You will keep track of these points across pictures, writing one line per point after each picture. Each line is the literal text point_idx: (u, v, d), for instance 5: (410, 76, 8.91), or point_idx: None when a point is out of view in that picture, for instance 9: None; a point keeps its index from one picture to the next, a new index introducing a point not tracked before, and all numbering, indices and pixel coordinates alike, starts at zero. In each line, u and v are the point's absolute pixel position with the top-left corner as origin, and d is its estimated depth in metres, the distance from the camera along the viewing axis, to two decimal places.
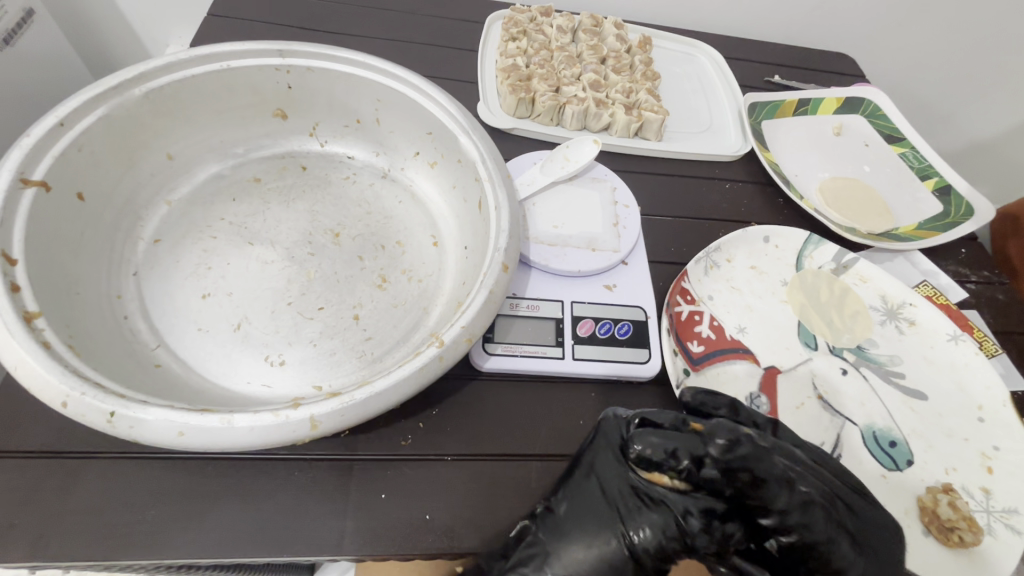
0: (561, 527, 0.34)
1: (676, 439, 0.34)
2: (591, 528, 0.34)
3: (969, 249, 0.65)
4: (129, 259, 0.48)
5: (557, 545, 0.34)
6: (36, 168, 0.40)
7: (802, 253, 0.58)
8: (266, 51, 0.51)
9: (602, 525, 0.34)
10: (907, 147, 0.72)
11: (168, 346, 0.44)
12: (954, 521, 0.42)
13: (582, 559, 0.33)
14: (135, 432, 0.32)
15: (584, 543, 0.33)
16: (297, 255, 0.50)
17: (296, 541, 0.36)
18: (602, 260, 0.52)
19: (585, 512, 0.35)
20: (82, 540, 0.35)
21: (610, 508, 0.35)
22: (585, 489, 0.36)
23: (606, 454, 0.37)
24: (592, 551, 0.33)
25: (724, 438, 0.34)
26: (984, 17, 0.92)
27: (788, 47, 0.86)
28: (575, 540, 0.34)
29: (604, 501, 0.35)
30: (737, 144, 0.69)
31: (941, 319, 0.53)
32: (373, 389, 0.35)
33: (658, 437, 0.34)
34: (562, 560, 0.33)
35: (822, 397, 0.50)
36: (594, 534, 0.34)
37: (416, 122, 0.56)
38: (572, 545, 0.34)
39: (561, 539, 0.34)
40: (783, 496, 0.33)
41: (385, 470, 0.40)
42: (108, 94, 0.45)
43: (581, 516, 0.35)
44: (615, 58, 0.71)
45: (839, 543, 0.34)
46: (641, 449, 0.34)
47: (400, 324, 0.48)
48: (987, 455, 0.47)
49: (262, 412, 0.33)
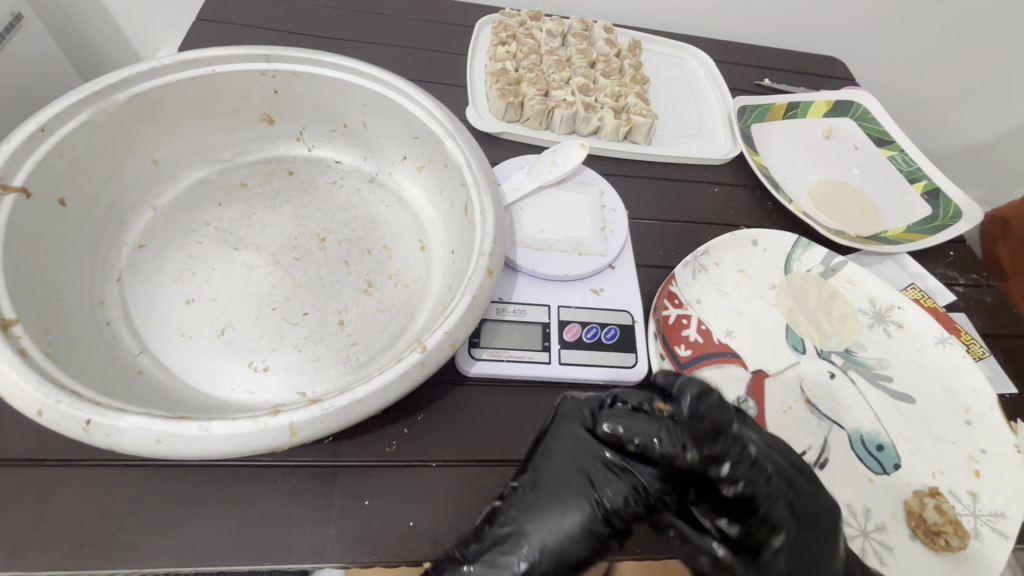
0: (531, 504, 0.34)
1: (640, 418, 0.36)
2: (560, 501, 0.34)
3: (957, 252, 0.65)
4: (113, 264, 0.47)
5: (529, 521, 0.34)
6: (16, 174, 0.40)
7: (791, 256, 0.59)
8: (251, 56, 0.51)
9: (572, 498, 0.35)
10: (896, 150, 0.72)
11: (150, 352, 0.43)
12: (939, 525, 0.42)
13: (558, 527, 0.34)
14: (111, 440, 0.32)
15: (554, 518, 0.34)
16: (283, 260, 0.50)
17: (276, 549, 0.36)
18: (589, 265, 0.52)
19: (553, 487, 0.35)
20: (58, 549, 0.34)
21: (578, 480, 0.35)
22: (553, 464, 0.36)
23: (568, 430, 0.38)
24: (561, 524, 0.34)
25: (691, 395, 0.36)
26: (974, 20, 0.92)
27: (778, 51, 0.87)
28: (547, 514, 0.34)
29: (574, 474, 0.36)
30: (727, 148, 0.69)
31: (929, 321, 0.53)
32: (354, 395, 0.35)
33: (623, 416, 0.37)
34: (535, 535, 0.33)
35: (809, 401, 0.50)
36: (564, 505, 0.34)
37: (403, 127, 0.55)
38: (544, 519, 0.34)
39: (531, 515, 0.34)
40: (735, 450, 0.34)
41: (370, 476, 0.40)
42: (91, 99, 0.45)
43: (550, 492, 0.35)
44: (604, 62, 0.71)
45: (783, 508, 0.34)
46: (613, 427, 0.37)
47: (386, 329, 0.47)
48: (975, 458, 0.47)
49: (240, 419, 0.33)
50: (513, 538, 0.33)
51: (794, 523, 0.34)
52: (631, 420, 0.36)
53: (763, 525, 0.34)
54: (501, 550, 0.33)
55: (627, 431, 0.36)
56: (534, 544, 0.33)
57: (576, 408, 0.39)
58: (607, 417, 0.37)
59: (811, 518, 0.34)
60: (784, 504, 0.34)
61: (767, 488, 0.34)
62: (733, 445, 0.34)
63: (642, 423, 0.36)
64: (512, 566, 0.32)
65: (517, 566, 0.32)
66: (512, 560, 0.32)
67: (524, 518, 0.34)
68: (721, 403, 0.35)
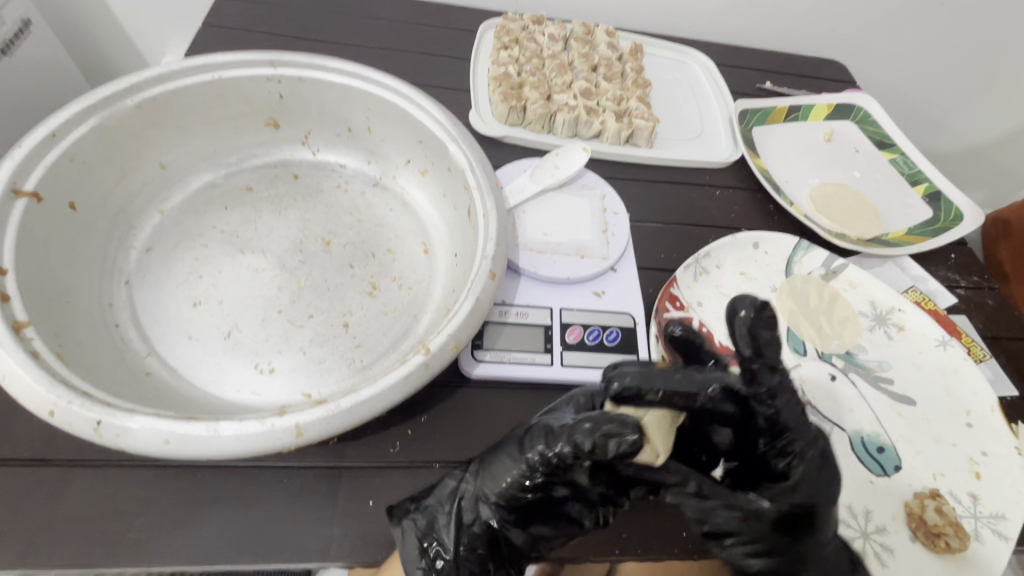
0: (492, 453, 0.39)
1: (659, 371, 0.38)
2: (509, 449, 0.38)
3: (959, 254, 0.66)
4: (121, 267, 0.48)
5: (488, 466, 0.38)
6: (28, 179, 0.41)
7: (792, 259, 0.59)
8: (258, 62, 0.52)
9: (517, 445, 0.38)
10: (898, 153, 0.72)
11: (158, 354, 0.44)
12: (939, 526, 0.42)
13: (501, 472, 0.37)
14: (121, 441, 0.32)
15: (502, 464, 0.37)
16: (288, 263, 0.51)
17: (283, 549, 0.37)
18: (591, 268, 0.53)
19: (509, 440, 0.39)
20: (69, 549, 0.35)
21: (535, 432, 0.37)
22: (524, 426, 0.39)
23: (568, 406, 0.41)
24: (508, 470, 0.37)
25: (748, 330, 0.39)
26: (976, 23, 0.92)
27: (780, 54, 0.87)
28: (500, 460, 0.38)
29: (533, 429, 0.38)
30: (728, 151, 0.70)
31: (929, 323, 0.53)
32: (360, 397, 0.36)
33: (637, 369, 0.38)
34: (490, 477, 0.37)
35: (810, 402, 0.50)
36: (507, 454, 0.38)
37: (407, 131, 0.56)
38: (497, 466, 0.37)
39: (488, 460, 0.38)
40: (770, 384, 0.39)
41: (374, 477, 0.40)
42: (101, 105, 0.46)
43: (505, 441, 0.39)
44: (606, 66, 0.71)
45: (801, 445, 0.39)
46: (624, 379, 0.37)
47: (390, 331, 0.48)
48: (975, 460, 0.47)
49: (247, 420, 0.34)
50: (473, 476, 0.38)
51: (807, 450, 0.39)
52: (646, 369, 0.38)
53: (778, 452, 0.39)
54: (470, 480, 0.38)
55: (645, 380, 0.37)
56: (487, 484, 0.37)
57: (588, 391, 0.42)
58: (621, 373, 0.38)
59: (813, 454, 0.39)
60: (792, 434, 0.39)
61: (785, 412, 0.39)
62: (761, 372, 0.39)
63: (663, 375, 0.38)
64: (466, 499, 0.37)
65: (471, 499, 0.37)
66: (463, 494, 0.37)
67: (483, 467, 0.38)
68: (774, 337, 0.39)
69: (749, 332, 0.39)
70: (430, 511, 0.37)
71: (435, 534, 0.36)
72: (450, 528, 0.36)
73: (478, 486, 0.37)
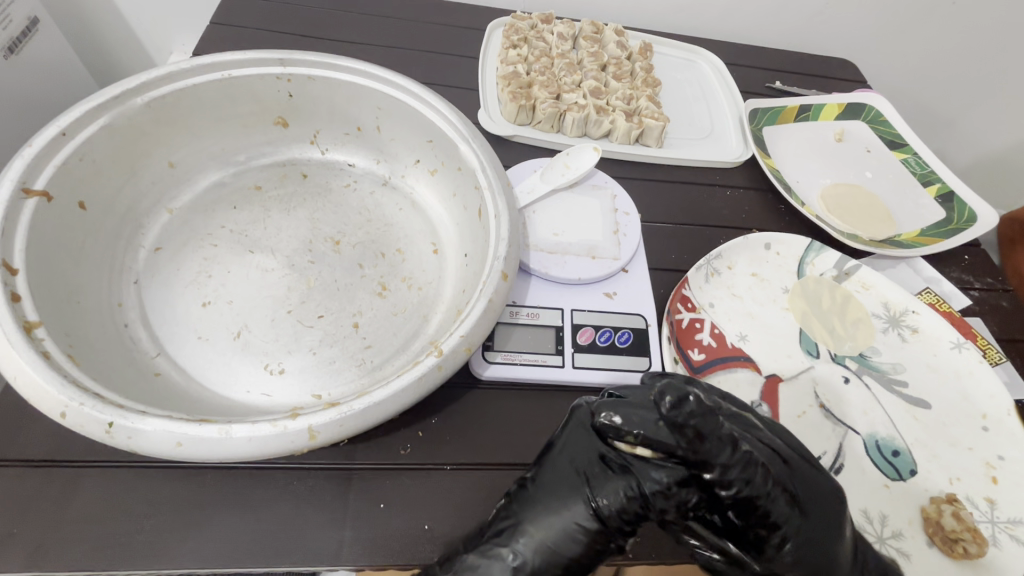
0: (530, 499, 0.35)
1: (639, 409, 0.33)
2: (558, 499, 0.35)
3: (972, 256, 0.65)
4: (130, 266, 0.48)
5: (525, 518, 0.34)
6: (38, 178, 0.41)
7: (804, 260, 0.58)
8: (267, 60, 0.52)
9: (570, 494, 0.35)
10: (910, 153, 0.72)
11: (167, 354, 0.44)
12: (957, 532, 0.41)
13: (556, 531, 0.34)
14: (133, 443, 0.32)
15: (553, 517, 0.34)
16: (298, 263, 0.50)
17: (293, 552, 0.36)
18: (602, 268, 0.52)
19: (553, 486, 0.35)
20: (79, 551, 0.34)
21: (574, 481, 0.35)
22: (552, 465, 0.36)
23: (574, 433, 0.37)
24: (560, 521, 0.34)
25: (674, 395, 0.32)
26: (987, 23, 0.91)
27: (790, 53, 0.86)
28: (543, 513, 0.34)
29: (572, 474, 0.35)
30: (738, 150, 0.69)
31: (944, 326, 0.53)
32: (373, 399, 0.35)
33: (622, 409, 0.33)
34: (529, 533, 0.34)
35: (824, 406, 0.49)
36: (557, 506, 0.34)
37: (417, 130, 0.56)
38: (539, 520, 0.34)
39: (531, 511, 0.35)
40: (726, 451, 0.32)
41: (384, 480, 0.40)
42: (112, 103, 0.46)
43: (550, 489, 0.35)
44: (615, 65, 0.71)
45: (785, 505, 0.33)
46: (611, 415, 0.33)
47: (400, 332, 0.47)
48: (992, 464, 0.46)
49: (260, 422, 0.33)
50: (508, 533, 0.34)
51: (790, 522, 0.33)
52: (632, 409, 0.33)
53: (763, 525, 0.33)
54: (499, 541, 0.34)
55: (628, 421, 0.32)
56: (528, 542, 0.33)
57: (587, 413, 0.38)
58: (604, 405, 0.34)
59: (810, 513, 0.34)
60: (786, 499, 0.33)
61: (761, 490, 0.32)
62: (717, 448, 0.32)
63: (641, 409, 0.33)
64: (504, 559, 0.33)
65: (509, 560, 0.33)
66: (505, 552, 0.33)
67: (520, 525, 0.34)
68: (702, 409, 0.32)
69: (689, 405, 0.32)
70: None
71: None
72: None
73: (522, 548, 0.33)
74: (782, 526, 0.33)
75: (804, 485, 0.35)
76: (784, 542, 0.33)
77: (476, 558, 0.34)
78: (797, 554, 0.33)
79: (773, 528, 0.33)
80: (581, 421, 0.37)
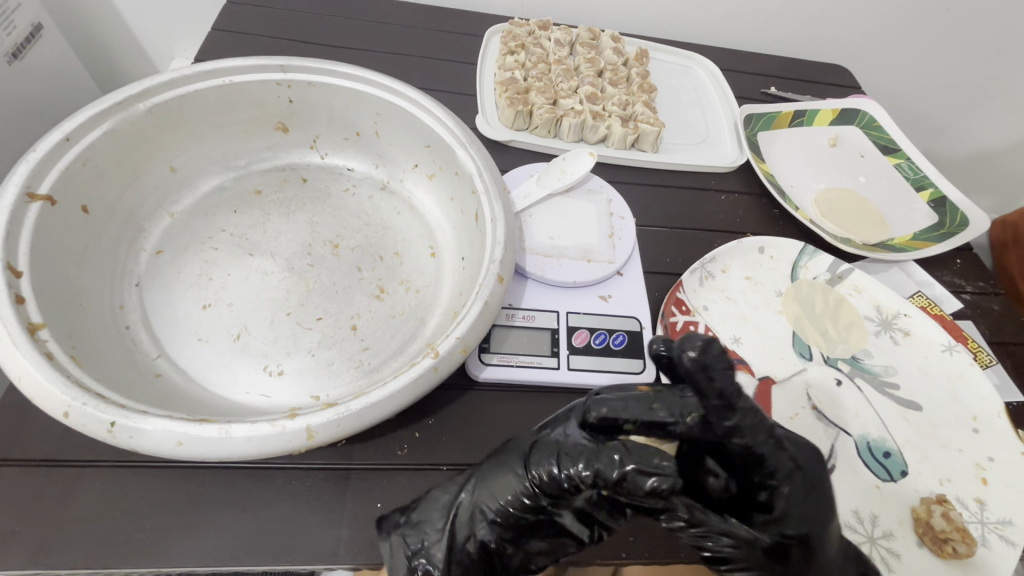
0: (498, 457, 0.37)
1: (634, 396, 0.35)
2: (510, 462, 0.37)
3: (964, 260, 0.66)
4: (132, 269, 0.49)
5: (488, 470, 0.37)
6: (42, 182, 0.41)
7: (797, 263, 0.59)
8: (268, 67, 0.52)
9: (533, 459, 0.36)
10: (903, 158, 0.73)
11: (168, 355, 0.44)
12: (946, 532, 0.42)
13: (508, 481, 0.36)
14: (135, 442, 0.33)
15: (501, 476, 0.36)
16: (297, 266, 0.51)
17: (291, 551, 0.37)
18: (598, 272, 0.53)
19: (511, 453, 0.37)
20: (81, 549, 0.35)
21: (541, 449, 0.36)
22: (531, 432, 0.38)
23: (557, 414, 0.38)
24: (506, 479, 0.36)
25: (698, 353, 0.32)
26: (979, 30, 0.92)
27: (785, 59, 0.87)
28: (501, 466, 0.37)
29: (543, 442, 0.36)
30: (733, 155, 0.70)
31: (935, 328, 0.53)
32: (370, 400, 0.36)
33: (620, 398, 0.35)
34: (485, 481, 0.36)
35: (816, 407, 0.50)
36: (514, 462, 0.37)
37: (415, 135, 0.56)
38: (497, 473, 0.36)
39: (493, 465, 0.37)
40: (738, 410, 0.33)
41: (381, 480, 0.40)
42: (114, 109, 0.46)
43: (518, 450, 0.37)
44: (612, 71, 0.72)
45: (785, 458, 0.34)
46: (601, 410, 0.35)
47: (398, 334, 0.48)
48: (982, 466, 0.47)
49: (259, 422, 0.34)
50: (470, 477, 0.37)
51: (793, 472, 0.34)
52: (622, 398, 0.35)
53: (767, 475, 0.34)
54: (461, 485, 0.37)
55: (620, 411, 0.35)
56: (482, 488, 0.36)
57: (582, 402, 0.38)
58: (597, 401, 0.36)
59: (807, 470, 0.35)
60: (789, 456, 0.34)
61: (765, 443, 0.33)
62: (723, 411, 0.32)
63: (635, 399, 0.35)
64: (454, 494, 0.37)
65: (454, 497, 0.37)
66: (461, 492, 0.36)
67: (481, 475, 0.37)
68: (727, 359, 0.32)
69: (701, 365, 0.32)
70: (429, 506, 0.37)
71: (432, 534, 0.35)
72: (441, 544, 0.35)
73: (475, 491, 0.36)
74: (783, 477, 0.34)
75: (797, 444, 0.36)
76: (787, 497, 0.34)
77: (437, 492, 0.37)
78: (802, 507, 0.34)
79: (780, 482, 0.34)
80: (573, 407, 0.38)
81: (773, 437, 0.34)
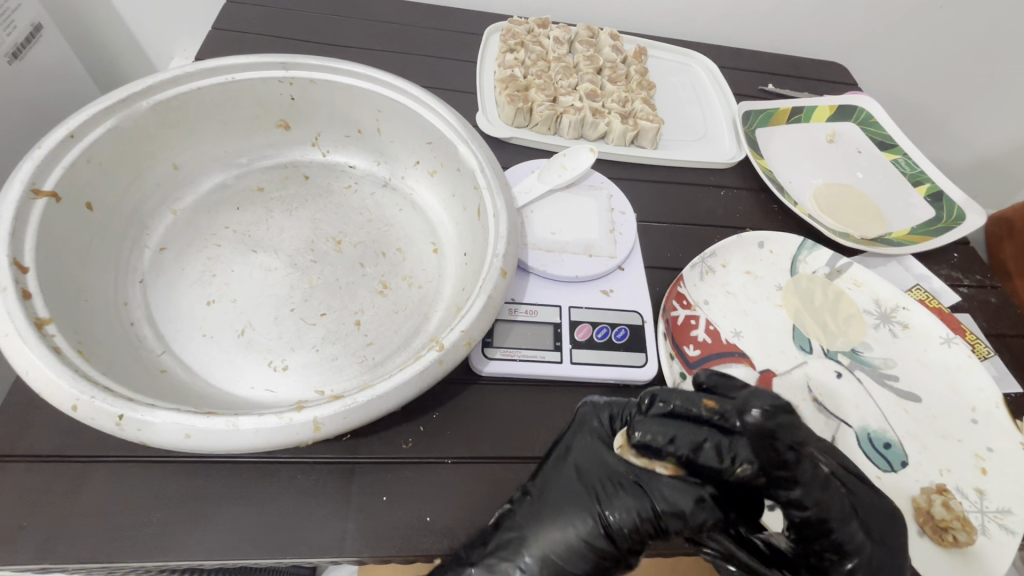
0: (536, 511, 0.36)
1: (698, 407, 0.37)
2: (567, 515, 0.35)
3: (962, 254, 0.66)
4: (135, 267, 0.49)
5: (533, 531, 0.35)
6: (47, 179, 0.42)
7: (797, 258, 0.59)
8: (270, 64, 0.53)
9: (579, 510, 0.35)
10: (899, 154, 0.73)
11: (173, 351, 0.45)
12: (947, 521, 0.42)
13: (563, 542, 0.35)
14: (143, 435, 0.33)
15: (561, 534, 0.35)
16: (300, 262, 0.51)
17: (297, 545, 0.37)
18: (599, 266, 0.53)
19: (560, 500, 0.36)
20: (87, 543, 0.35)
21: (584, 495, 0.36)
22: (561, 476, 0.37)
23: (585, 445, 0.38)
24: (570, 535, 0.35)
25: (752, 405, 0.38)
26: (974, 27, 0.93)
27: (782, 57, 0.88)
28: (549, 524, 0.35)
29: (581, 488, 0.36)
30: (732, 152, 0.70)
31: (935, 322, 0.54)
32: (375, 391, 0.36)
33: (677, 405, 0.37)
34: (536, 546, 0.35)
35: (817, 399, 0.50)
36: (564, 519, 0.35)
37: (417, 132, 0.57)
38: (546, 531, 0.35)
39: (535, 524, 0.35)
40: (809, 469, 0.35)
41: (386, 474, 0.41)
42: (117, 106, 0.47)
43: (556, 500, 0.36)
44: (611, 69, 0.72)
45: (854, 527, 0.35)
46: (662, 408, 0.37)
47: (401, 330, 0.48)
48: (981, 455, 0.47)
49: (266, 414, 0.34)
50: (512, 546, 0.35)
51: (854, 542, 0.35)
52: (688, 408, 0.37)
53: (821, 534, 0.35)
54: (504, 557, 0.35)
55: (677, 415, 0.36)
56: (536, 555, 0.34)
57: (593, 414, 0.40)
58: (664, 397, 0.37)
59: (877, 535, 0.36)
60: (856, 526, 0.35)
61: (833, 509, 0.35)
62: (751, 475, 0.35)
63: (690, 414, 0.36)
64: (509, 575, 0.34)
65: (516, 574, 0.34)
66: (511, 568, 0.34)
67: (528, 535, 0.35)
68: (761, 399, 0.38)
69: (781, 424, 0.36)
70: None
71: None
72: None
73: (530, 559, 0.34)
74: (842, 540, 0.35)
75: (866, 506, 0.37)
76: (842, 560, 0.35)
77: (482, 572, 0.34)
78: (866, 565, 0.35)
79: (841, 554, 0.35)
80: (591, 426, 0.39)
81: (843, 503, 0.35)
